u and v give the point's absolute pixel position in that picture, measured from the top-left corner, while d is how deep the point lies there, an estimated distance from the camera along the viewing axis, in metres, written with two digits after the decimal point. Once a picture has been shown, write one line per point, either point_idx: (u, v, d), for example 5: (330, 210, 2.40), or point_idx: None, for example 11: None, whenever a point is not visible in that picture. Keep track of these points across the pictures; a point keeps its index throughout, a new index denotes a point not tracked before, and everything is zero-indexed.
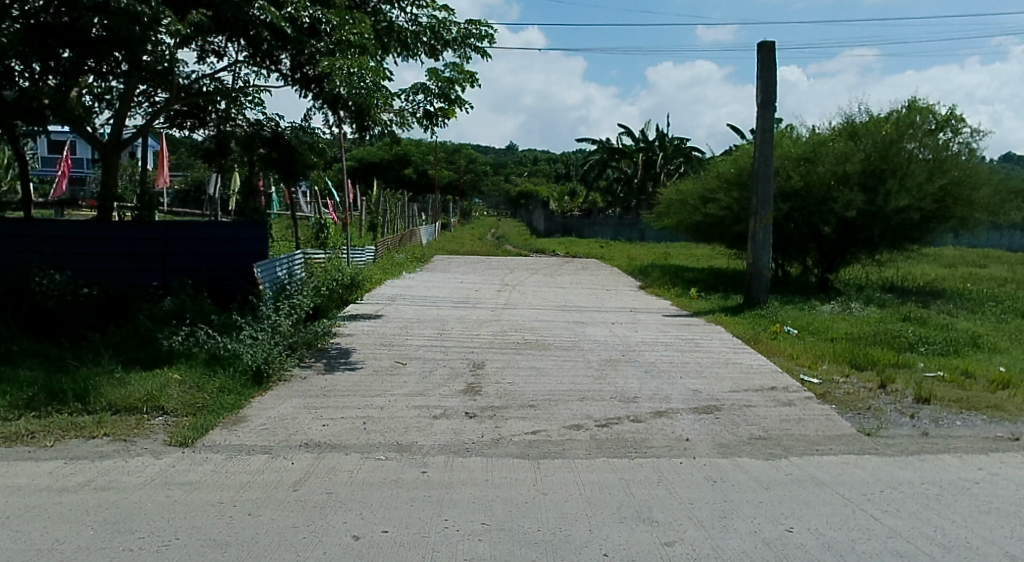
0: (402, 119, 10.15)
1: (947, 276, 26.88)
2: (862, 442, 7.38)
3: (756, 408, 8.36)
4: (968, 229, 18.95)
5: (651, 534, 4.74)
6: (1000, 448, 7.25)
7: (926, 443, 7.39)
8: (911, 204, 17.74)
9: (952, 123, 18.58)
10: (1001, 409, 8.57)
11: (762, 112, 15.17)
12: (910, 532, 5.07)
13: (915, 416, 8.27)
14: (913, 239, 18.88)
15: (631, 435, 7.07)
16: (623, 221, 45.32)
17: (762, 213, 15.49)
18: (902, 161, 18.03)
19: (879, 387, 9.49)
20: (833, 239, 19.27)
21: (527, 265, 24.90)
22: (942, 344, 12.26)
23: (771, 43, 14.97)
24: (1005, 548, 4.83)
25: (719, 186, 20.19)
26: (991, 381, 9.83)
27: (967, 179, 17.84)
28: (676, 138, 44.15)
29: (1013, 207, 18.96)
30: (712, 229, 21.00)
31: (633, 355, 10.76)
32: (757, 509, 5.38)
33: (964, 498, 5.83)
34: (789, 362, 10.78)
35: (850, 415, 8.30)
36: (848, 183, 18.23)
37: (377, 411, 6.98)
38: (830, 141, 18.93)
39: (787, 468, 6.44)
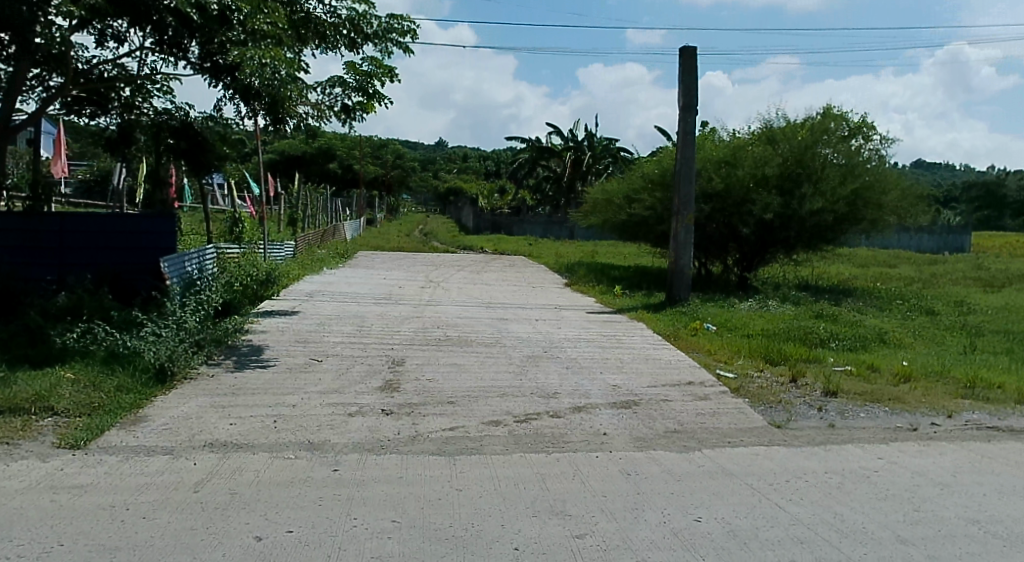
0: (319, 112, 9.98)
1: (860, 275, 28.05)
2: (772, 434, 7.63)
3: (673, 403, 8.52)
4: (877, 230, 19.78)
5: (563, 527, 4.78)
6: (900, 438, 7.61)
7: (833, 434, 7.69)
8: (824, 207, 18.39)
9: (864, 130, 19.36)
10: (903, 402, 8.98)
11: (684, 115, 15.50)
12: (811, 519, 5.27)
13: (823, 409, 8.59)
14: (826, 239, 19.60)
15: (550, 431, 7.12)
16: (552, 218, 45.69)
17: (684, 213, 15.76)
18: (816, 165, 18.68)
19: (791, 381, 9.82)
20: (751, 239, 19.84)
21: (452, 261, 24.88)
22: (851, 340, 12.76)
23: (692, 48, 15.26)
24: (898, 532, 5.08)
25: (643, 187, 20.55)
26: (895, 375, 10.29)
27: (876, 184, 18.61)
28: (605, 138, 44.91)
29: (919, 210, 19.89)
30: (636, 228, 21.37)
31: (555, 351, 10.84)
32: (667, 500, 5.49)
33: (864, 486, 6.08)
34: (706, 358, 11.05)
35: (762, 408, 8.55)
36: (766, 185, 18.78)
37: (289, 409, 6.84)
38: (749, 144, 19.47)
39: (699, 460, 6.60)
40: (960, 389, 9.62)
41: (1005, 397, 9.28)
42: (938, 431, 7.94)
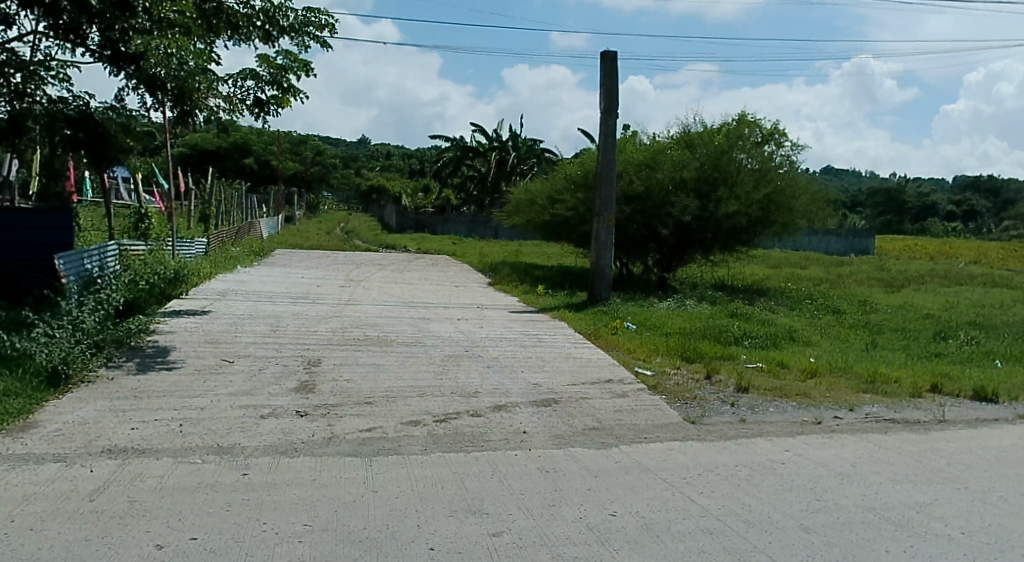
0: (230, 106, 9.69)
1: (772, 276, 29.01)
2: (686, 429, 7.79)
3: (592, 401, 8.61)
4: (788, 233, 20.48)
5: (480, 526, 4.75)
6: (806, 432, 7.89)
7: (744, 428, 7.91)
8: (739, 210, 18.93)
9: (775, 137, 20.00)
10: (810, 396, 9.32)
11: (606, 118, 15.70)
12: (721, 510, 5.41)
13: (735, 404, 8.83)
14: (740, 241, 20.18)
15: (469, 430, 7.09)
16: (477, 218, 45.67)
17: (604, 215, 15.96)
18: (732, 169, 19.19)
19: (706, 378, 10.06)
20: (669, 240, 20.27)
21: (373, 260, 24.56)
22: (763, 339, 13.17)
23: (613, 52, 15.48)
24: (801, 521, 5.28)
25: (566, 188, 20.72)
26: (802, 371, 10.68)
27: (787, 188, 19.26)
28: (529, 138, 45.14)
29: (826, 214, 20.70)
30: (559, 229, 21.53)
31: (476, 350, 10.81)
32: (583, 496, 5.53)
33: (771, 477, 6.27)
34: (625, 356, 11.20)
35: (677, 404, 8.73)
36: (684, 188, 19.21)
37: (197, 412, 6.61)
38: (668, 148, 19.87)
39: (616, 456, 6.68)
40: (862, 384, 10.06)
41: (902, 391, 9.75)
42: (841, 423, 8.28)
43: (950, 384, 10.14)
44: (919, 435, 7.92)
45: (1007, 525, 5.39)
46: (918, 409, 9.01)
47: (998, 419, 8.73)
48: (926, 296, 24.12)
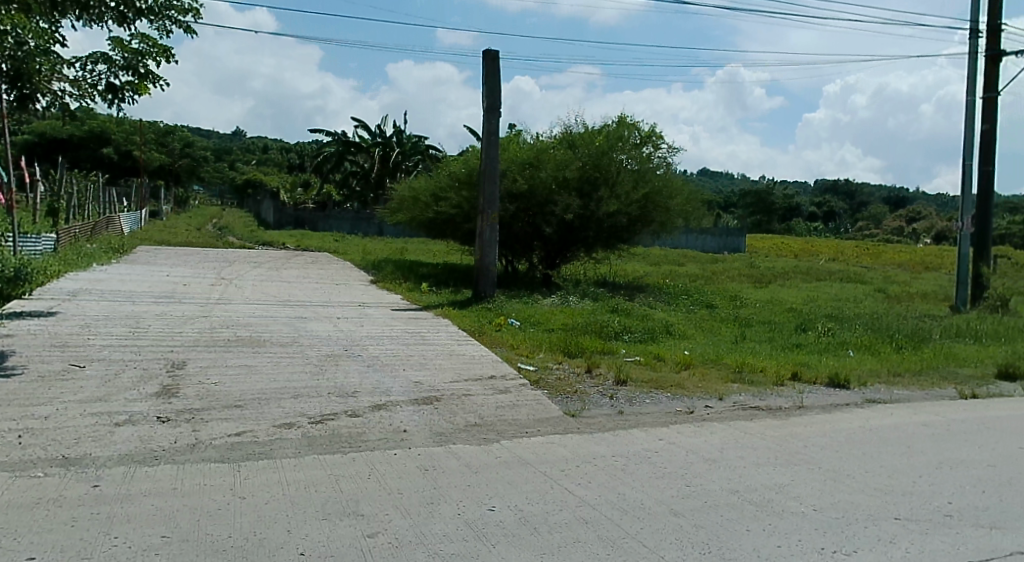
0: (79, 91, 9.05)
1: (651, 272, 29.95)
2: (567, 422, 7.89)
3: (474, 397, 8.56)
4: (665, 231, 21.13)
5: (355, 527, 4.60)
6: (679, 421, 8.14)
7: (621, 420, 8.08)
8: (618, 209, 19.39)
9: (653, 138, 20.55)
10: (683, 387, 9.64)
11: (489, 116, 15.69)
12: (597, 500, 5.52)
13: (614, 397, 9.01)
14: (620, 239, 20.65)
15: (347, 430, 6.89)
16: (359, 214, 44.85)
17: (488, 212, 15.93)
18: (612, 170, 19.61)
19: (586, 372, 10.23)
20: (553, 238, 20.50)
21: (247, 258, 23.62)
22: (642, 332, 13.54)
23: (496, 52, 15.49)
24: (671, 506, 5.48)
25: (449, 185, 20.62)
26: (677, 362, 11.03)
27: (663, 188, 19.88)
28: (413, 135, 44.84)
29: (701, 214, 21.50)
30: (442, 226, 21.40)
31: (356, 349, 10.54)
32: (463, 492, 5.48)
33: (645, 466, 6.43)
34: (509, 352, 11.20)
35: (558, 398, 8.82)
36: (566, 187, 19.48)
37: (40, 422, 6.11)
38: (551, 148, 20.06)
39: (497, 451, 6.67)
40: (731, 374, 10.50)
41: (766, 380, 10.24)
42: (711, 412, 8.60)
43: (809, 372, 10.74)
44: (781, 420, 8.34)
45: (855, 501, 5.76)
46: (781, 396, 9.49)
47: (851, 404, 9.32)
48: (789, 290, 25.54)
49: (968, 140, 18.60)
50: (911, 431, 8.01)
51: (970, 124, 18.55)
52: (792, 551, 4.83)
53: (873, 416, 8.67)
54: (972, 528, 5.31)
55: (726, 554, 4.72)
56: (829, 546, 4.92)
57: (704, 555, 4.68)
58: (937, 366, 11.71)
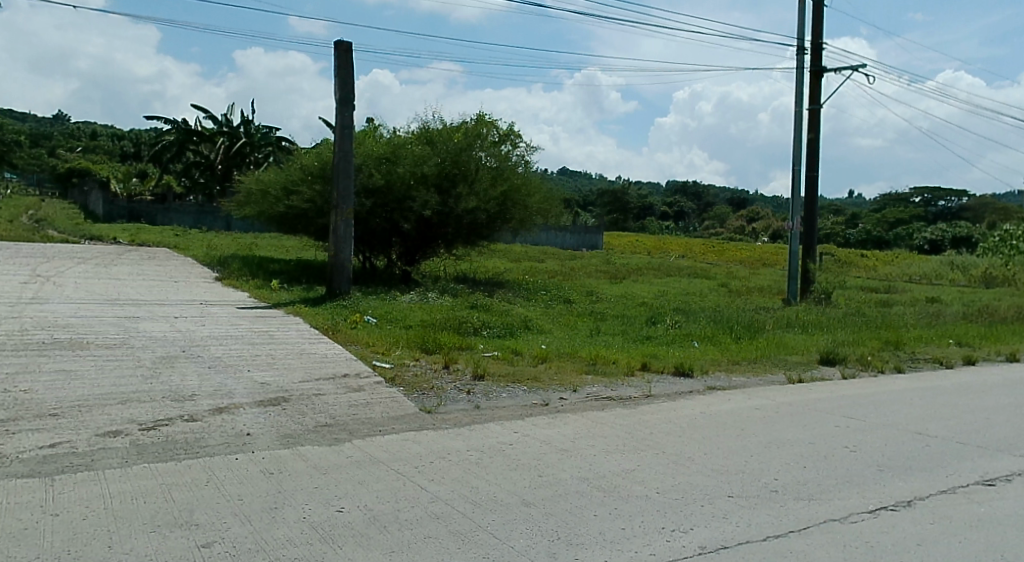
0: None
1: (511, 269, 30.30)
2: (423, 418, 7.76)
3: (325, 396, 8.25)
4: (525, 229, 21.31)
5: (187, 538, 4.28)
6: (535, 413, 8.21)
7: (478, 414, 8.02)
8: (477, 206, 19.38)
9: (512, 137, 20.74)
10: (540, 380, 9.75)
11: (342, 109, 15.23)
12: (450, 495, 5.44)
13: (471, 392, 8.95)
14: (480, 235, 20.67)
15: (182, 436, 6.43)
16: (203, 208, 42.71)
17: (342, 207, 15.45)
18: (470, 167, 19.61)
19: (443, 367, 10.13)
20: (413, 235, 20.12)
21: (72, 253, 21.81)
22: (500, 328, 13.61)
23: (348, 43, 15.06)
24: (524, 497, 5.50)
25: (301, 178, 19.90)
26: (534, 356, 11.15)
27: (521, 186, 20.10)
28: (263, 126, 43.60)
29: (559, 213, 21.88)
30: (293, 220, 20.62)
31: (194, 350, 9.92)
32: (309, 495, 5.23)
33: (499, 458, 6.42)
34: (364, 350, 10.90)
35: (414, 395, 8.67)
36: (425, 183, 19.21)
37: None
38: (409, 143, 19.63)
39: (348, 451, 6.43)
40: (585, 366, 10.74)
41: (618, 371, 10.54)
42: (566, 404, 8.71)
43: (657, 363, 11.14)
44: (630, 409, 8.57)
45: (694, 482, 5.98)
46: (631, 386, 9.79)
47: (694, 392, 9.74)
48: (641, 286, 26.51)
49: (798, 145, 20.00)
50: (747, 415, 8.47)
51: (800, 131, 19.94)
52: (636, 532, 4.95)
53: (713, 402, 9.09)
54: (794, 501, 5.64)
55: (574, 539, 4.77)
56: (669, 524, 5.09)
57: (553, 542, 4.71)
58: (770, 354, 12.48)
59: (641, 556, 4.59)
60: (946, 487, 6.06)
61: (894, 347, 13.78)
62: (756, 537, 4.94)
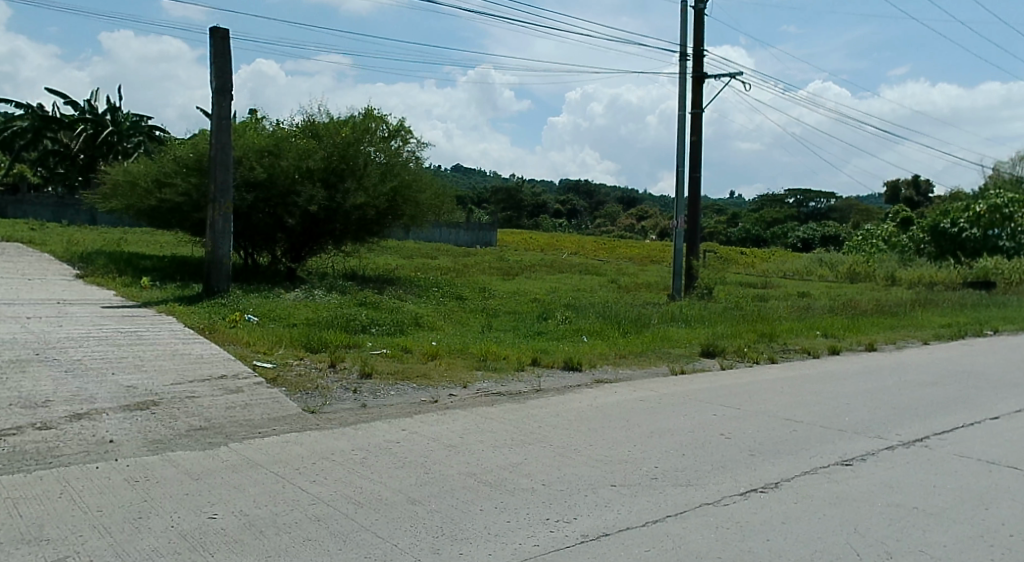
0: None
1: (402, 265, 30.01)
2: (305, 419, 7.53)
3: (198, 399, 7.89)
4: (416, 226, 21.14)
5: (35, 555, 3.98)
6: (423, 410, 8.12)
7: (364, 413, 7.87)
8: (366, 201, 19.02)
9: (401, 133, 20.53)
10: (429, 377, 9.66)
11: (219, 99, 14.60)
12: (331, 496, 5.29)
13: (357, 391, 8.76)
14: (371, 232, 20.32)
15: (34, 446, 5.98)
16: (63, 200, 40.14)
17: (220, 202, 14.83)
18: (358, 162, 19.26)
19: (330, 366, 9.87)
20: (299, 232, 19.45)
21: None
22: (390, 325, 13.42)
23: (225, 30, 14.47)
24: (409, 494, 5.42)
25: (175, 170, 18.99)
26: (424, 353, 11.04)
27: (411, 182, 19.89)
28: (131, 115, 41.53)
29: (450, 210, 21.81)
30: (167, 215, 19.64)
31: (50, 353, 9.27)
32: (179, 502, 4.97)
33: (385, 457, 6.31)
34: (243, 349, 10.50)
35: (297, 395, 8.40)
36: (310, 177, 18.68)
37: None
38: (293, 136, 19.10)
39: (224, 455, 6.16)
40: (475, 363, 10.71)
41: (509, 366, 10.58)
42: (455, 400, 8.67)
43: (547, 358, 11.26)
44: (519, 404, 8.61)
45: (579, 473, 6.06)
46: (521, 381, 9.85)
47: (582, 385, 9.90)
48: (532, 282, 26.79)
49: (682, 146, 20.68)
50: (632, 406, 8.68)
51: (683, 132, 20.63)
52: (521, 524, 4.96)
53: (600, 395, 9.26)
54: (672, 487, 5.81)
55: (459, 535, 4.74)
56: (553, 515, 5.13)
57: (438, 538, 4.66)
58: (654, 348, 12.85)
59: (526, 548, 4.60)
60: (809, 468, 6.40)
61: (767, 339, 14.49)
62: (636, 523, 5.06)
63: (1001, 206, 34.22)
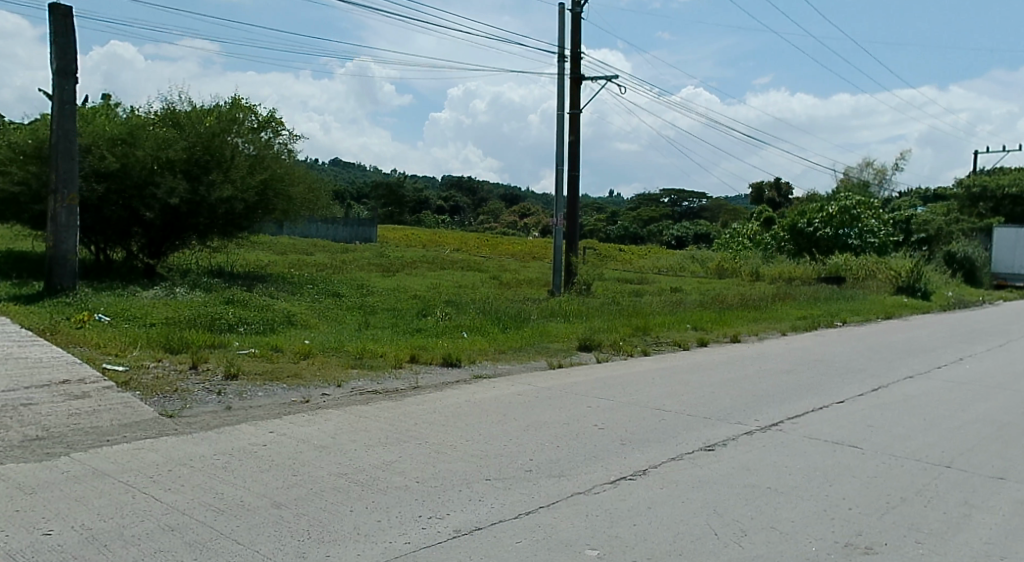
0: None
1: (276, 261, 29.02)
2: (162, 424, 7.08)
3: (37, 407, 7.28)
4: (289, 220, 20.50)
5: None
6: (293, 411, 7.82)
7: (227, 416, 7.49)
8: (233, 195, 18.23)
9: (272, 125, 19.96)
10: (300, 377, 9.33)
11: (61, 81, 13.58)
12: (188, 504, 4.99)
13: (221, 393, 8.34)
14: (240, 228, 19.48)
15: None
16: None
17: (64, 192, 13.81)
18: (225, 153, 18.40)
19: (190, 368, 9.37)
20: (158, 226, 18.37)
21: None
22: (258, 324, 12.92)
23: (67, 7, 13.47)
24: (274, 498, 5.19)
25: (14, 158, 17.52)
26: (295, 352, 10.67)
27: (282, 175, 19.27)
28: None
29: (324, 204, 21.31)
30: (5, 207, 18.10)
31: None
32: (8, 520, 4.55)
33: (250, 460, 6.03)
34: (92, 352, 9.80)
35: (154, 399, 7.90)
36: (170, 168, 17.71)
37: None
38: (150, 125, 18.05)
39: (64, 466, 5.70)
40: (350, 361, 10.44)
41: (386, 364, 10.40)
42: (327, 400, 8.40)
43: (425, 354, 11.13)
44: (395, 402, 8.46)
45: (452, 468, 6.00)
46: (398, 378, 9.68)
47: (460, 381, 9.84)
48: (412, 279, 26.52)
49: (561, 144, 20.99)
50: (509, 400, 8.71)
51: (561, 131, 20.94)
52: (392, 522, 4.84)
53: (477, 390, 9.22)
54: (545, 478, 5.84)
55: (326, 537, 4.58)
56: (426, 512, 5.04)
57: (304, 541, 4.49)
58: (532, 342, 12.97)
59: (396, 546, 4.49)
60: (675, 455, 6.60)
61: (642, 332, 14.91)
62: (509, 516, 5.03)
63: (850, 208, 36.78)
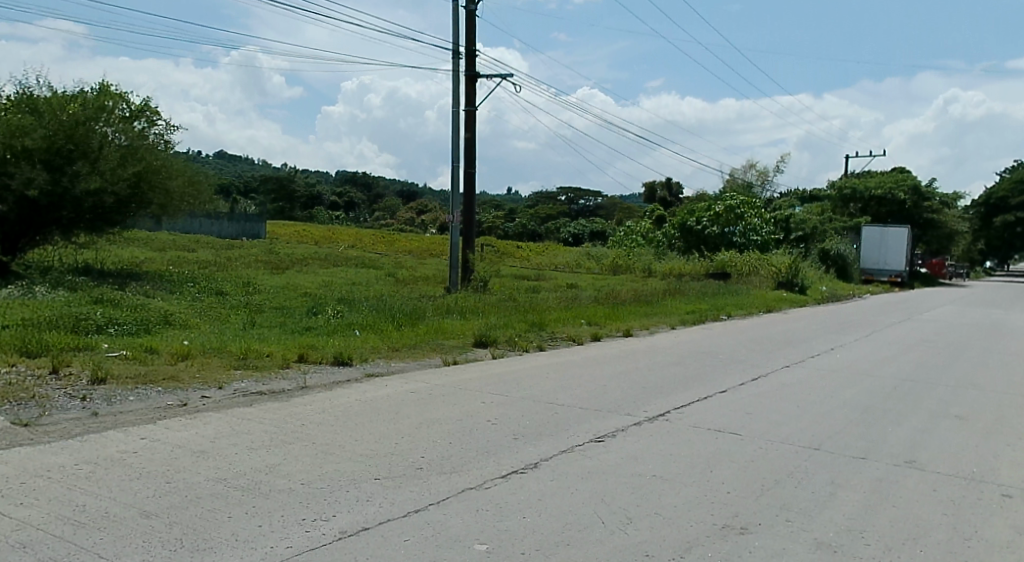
0: None
1: (155, 259, 27.55)
2: (15, 434, 6.51)
3: None
4: (166, 214, 19.47)
5: None
6: (168, 415, 7.36)
7: (93, 423, 6.97)
8: (102, 187, 17.15)
9: (147, 114, 18.95)
10: (177, 379, 8.81)
11: None
12: (43, 518, 4.58)
13: (87, 398, 7.77)
14: (112, 222, 18.36)
15: None
16: None
17: None
18: (92, 143, 17.18)
19: (51, 373, 8.69)
20: (13, 220, 17.03)
21: None
22: (132, 324, 12.19)
23: None
24: (143, 507, 4.84)
25: None
26: (172, 353, 10.09)
27: (158, 167, 18.28)
28: None
29: (206, 198, 20.37)
30: None
31: None
32: None
33: (117, 469, 5.62)
34: None
35: (7, 407, 7.28)
36: (29, 158, 16.45)
37: None
38: (5, 111, 16.71)
39: None
40: (233, 362, 9.98)
41: (272, 364, 10.00)
42: (206, 402, 7.98)
43: (314, 354, 10.76)
44: (280, 403, 8.12)
45: (340, 468, 5.78)
46: (285, 379, 9.31)
47: (351, 380, 9.55)
48: (303, 276, 25.74)
49: (455, 141, 20.82)
50: (401, 398, 8.52)
51: (455, 127, 20.78)
52: (273, 527, 4.60)
53: (368, 389, 8.97)
54: (436, 476, 5.70)
55: (201, 545, 4.30)
56: (310, 515, 4.81)
57: (175, 552, 4.20)
58: (428, 340, 12.78)
59: (276, 551, 4.27)
60: (565, 447, 6.60)
61: (537, 328, 14.97)
62: (397, 515, 4.87)
63: (735, 207, 38.25)
